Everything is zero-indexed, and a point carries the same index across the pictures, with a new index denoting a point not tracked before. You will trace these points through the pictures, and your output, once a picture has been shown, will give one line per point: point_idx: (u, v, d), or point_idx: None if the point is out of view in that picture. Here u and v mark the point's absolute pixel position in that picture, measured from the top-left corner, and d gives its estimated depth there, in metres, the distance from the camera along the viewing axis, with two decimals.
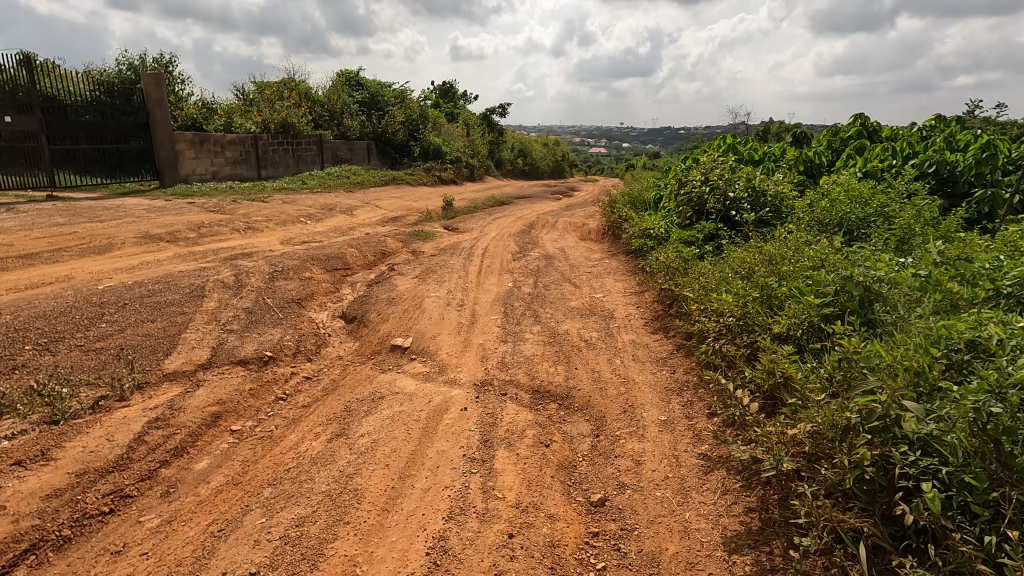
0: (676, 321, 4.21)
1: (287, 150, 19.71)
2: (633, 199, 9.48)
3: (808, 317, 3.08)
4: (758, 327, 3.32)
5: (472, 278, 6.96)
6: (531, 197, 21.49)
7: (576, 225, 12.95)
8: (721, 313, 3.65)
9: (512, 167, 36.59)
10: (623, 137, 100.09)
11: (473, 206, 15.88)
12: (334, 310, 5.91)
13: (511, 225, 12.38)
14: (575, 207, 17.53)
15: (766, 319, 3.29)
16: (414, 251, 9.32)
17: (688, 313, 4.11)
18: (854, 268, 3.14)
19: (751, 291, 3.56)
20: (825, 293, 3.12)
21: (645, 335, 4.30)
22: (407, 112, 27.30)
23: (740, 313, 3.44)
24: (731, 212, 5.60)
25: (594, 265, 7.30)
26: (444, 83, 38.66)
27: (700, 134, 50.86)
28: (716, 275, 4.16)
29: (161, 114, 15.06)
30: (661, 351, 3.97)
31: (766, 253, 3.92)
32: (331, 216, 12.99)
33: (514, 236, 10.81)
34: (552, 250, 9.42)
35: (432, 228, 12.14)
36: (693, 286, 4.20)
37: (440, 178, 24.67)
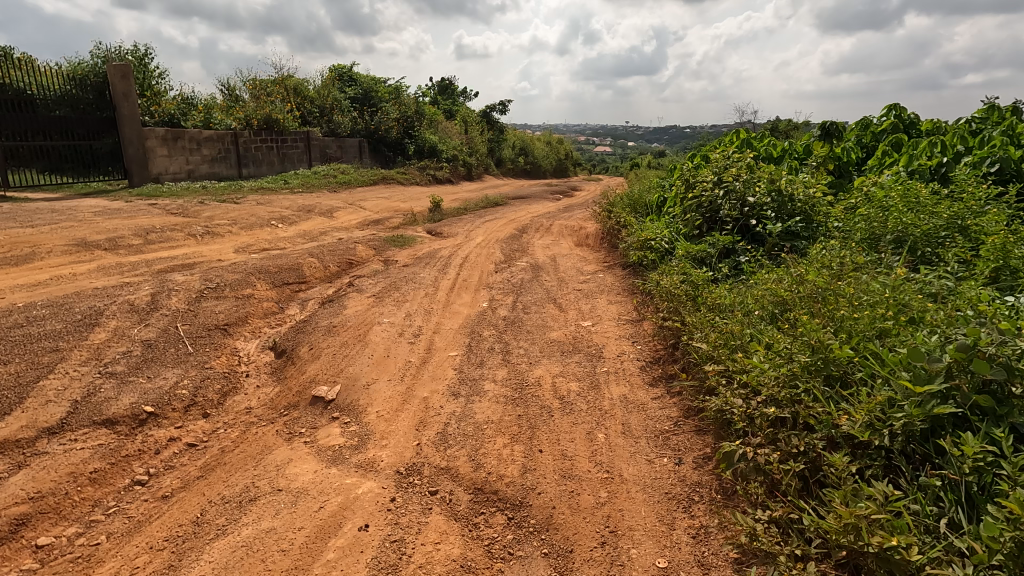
0: (685, 378, 3.16)
1: (271, 147, 18.76)
2: (634, 201, 8.42)
3: (907, 423, 2.10)
4: (818, 418, 2.31)
5: (441, 296, 5.93)
6: (529, 197, 20.45)
7: (570, 229, 11.91)
8: (753, 385, 2.62)
9: (512, 165, 35.53)
10: (627, 135, 98.87)
11: (464, 207, 14.86)
12: (267, 339, 4.90)
13: (500, 229, 11.35)
14: (573, 209, 16.48)
15: (830, 413, 2.29)
16: (386, 261, 8.32)
17: (701, 369, 3.06)
18: (970, 329, 2.20)
19: (800, 353, 2.55)
20: (929, 369, 2.14)
21: (642, 392, 3.25)
22: (401, 108, 26.31)
23: (788, 394, 2.43)
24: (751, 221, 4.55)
25: (585, 281, 6.26)
26: (442, 79, 37.61)
27: (707, 131, 49.67)
28: (741, 318, 3.14)
29: (127, 108, 14.01)
30: (661, 422, 2.92)
31: (814, 291, 2.91)
32: (307, 220, 11.99)
33: (501, 242, 9.78)
34: (542, 260, 8.38)
35: (414, 232, 11.15)
36: (710, 333, 3.16)
37: (435, 177, 23.67)
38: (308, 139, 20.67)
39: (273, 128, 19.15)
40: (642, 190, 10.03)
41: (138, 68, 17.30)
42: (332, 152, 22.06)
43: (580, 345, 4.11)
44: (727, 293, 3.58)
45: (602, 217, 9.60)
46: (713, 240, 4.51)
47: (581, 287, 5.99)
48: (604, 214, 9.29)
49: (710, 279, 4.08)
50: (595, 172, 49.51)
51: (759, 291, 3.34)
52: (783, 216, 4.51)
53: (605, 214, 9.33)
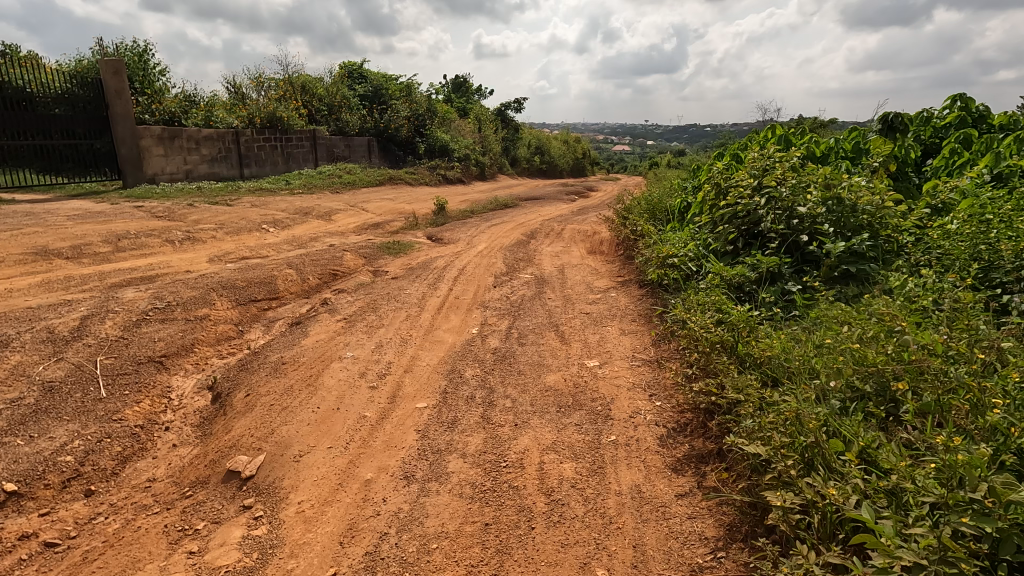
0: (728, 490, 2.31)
1: (275, 146, 18.16)
2: (653, 206, 7.47)
3: None
4: None
5: (425, 319, 5.09)
6: (542, 198, 19.56)
7: (583, 234, 11.00)
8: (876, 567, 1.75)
9: (527, 165, 34.66)
10: (646, 134, 97.30)
11: (470, 209, 14.04)
12: (211, 374, 4.12)
13: (507, 235, 10.50)
14: (588, 211, 15.57)
15: None
16: (376, 272, 7.52)
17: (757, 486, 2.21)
18: None
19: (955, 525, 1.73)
20: None
21: (660, 492, 2.40)
22: (412, 106, 25.60)
23: None
24: (803, 239, 3.61)
25: (595, 301, 5.37)
26: (456, 76, 36.86)
27: (729, 130, 48.18)
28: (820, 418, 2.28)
29: (120, 106, 13.42)
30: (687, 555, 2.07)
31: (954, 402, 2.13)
32: (301, 223, 11.29)
33: (505, 249, 8.92)
34: (548, 272, 7.51)
35: (413, 238, 10.35)
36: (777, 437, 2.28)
37: (446, 177, 22.92)
38: (314, 138, 20.05)
39: (277, 127, 18.56)
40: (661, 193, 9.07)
41: (139, 65, 16.78)
42: (340, 151, 21.42)
43: (580, 396, 3.25)
44: (785, 356, 2.73)
45: (617, 224, 8.67)
46: (757, 262, 3.60)
47: (589, 309, 5.11)
48: (619, 221, 8.35)
49: (751, 317, 3.17)
50: (612, 171, 48.38)
51: (836, 363, 2.53)
52: (844, 232, 3.57)
53: (620, 221, 8.40)
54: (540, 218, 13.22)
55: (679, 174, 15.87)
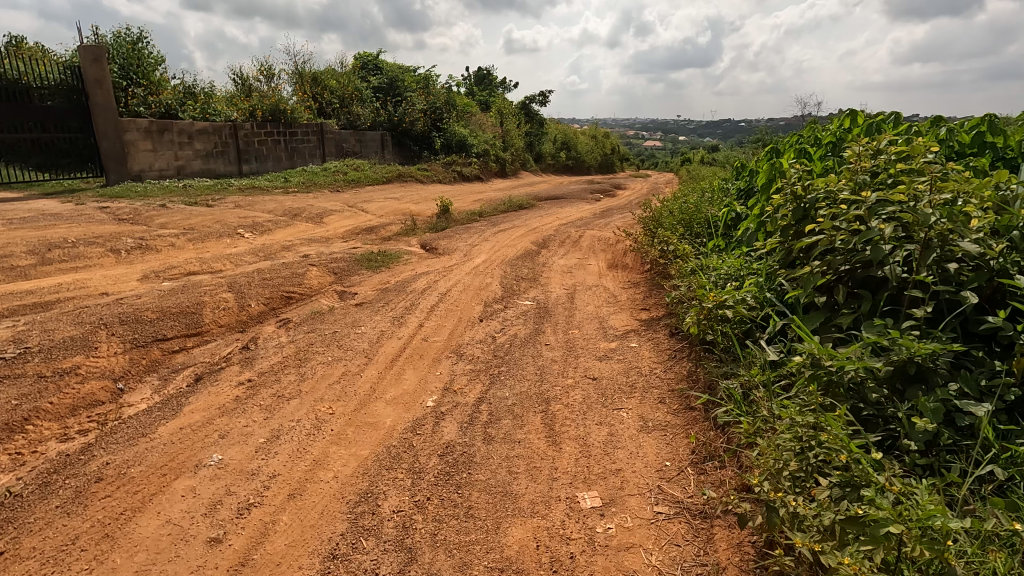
0: None
1: (278, 141, 17.06)
2: (686, 216, 5.90)
3: None
4: None
5: (367, 380, 3.65)
6: (564, 196, 18.03)
7: (603, 244, 9.44)
8: None
9: (552, 161, 33.06)
10: (679, 129, 94.24)
11: (480, 211, 12.60)
12: (23, 474, 2.78)
13: (513, 244, 9.01)
14: (612, 213, 13.98)
15: None
16: (343, 295, 6.15)
17: None
18: None
19: None
20: None
21: None
22: (429, 99, 24.27)
23: None
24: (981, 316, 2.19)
25: (607, 355, 3.83)
26: (479, 69, 35.42)
27: (768, 125, 45.63)
28: None
29: (101, 96, 12.34)
30: None
31: None
32: (283, 228, 10.04)
33: (506, 263, 7.45)
34: (554, 296, 6.03)
35: (405, 246, 8.97)
36: None
37: (461, 175, 21.58)
38: (322, 133, 18.92)
39: (282, 121, 17.47)
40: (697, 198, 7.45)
41: (134, 55, 15.87)
42: (350, 147, 20.25)
43: None
44: None
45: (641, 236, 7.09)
46: (898, 354, 2.15)
47: (596, 372, 3.58)
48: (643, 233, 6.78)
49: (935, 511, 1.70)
50: (643, 167, 46.33)
51: None
52: None
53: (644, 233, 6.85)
54: (556, 222, 11.69)
55: (717, 172, 14.10)
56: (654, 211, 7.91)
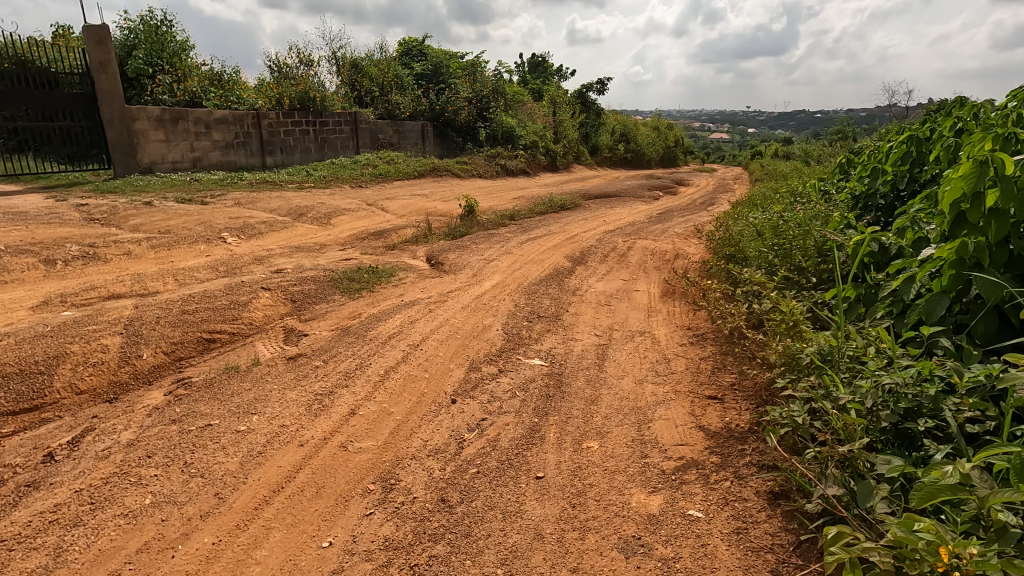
0: None
1: (307, 131, 15.94)
2: (785, 239, 3.90)
3: None
4: None
5: (178, 568, 1.97)
6: (617, 194, 15.98)
7: (656, 265, 7.45)
8: None
9: (608, 153, 30.74)
10: (749, 120, 88.60)
11: (513, 212, 10.81)
12: None
13: (538, 259, 7.18)
14: (672, 217, 11.87)
15: None
16: (289, 337, 4.55)
17: None
18: None
19: None
20: None
21: None
22: (475, 87, 22.61)
23: None
24: None
25: (642, 540, 2.01)
26: (534, 55, 33.40)
27: (853, 116, 41.26)
28: None
29: (105, 81, 11.35)
30: None
31: None
32: (277, 231, 8.67)
33: (522, 290, 5.66)
34: (575, 351, 4.20)
35: (408, 258, 7.34)
36: None
37: (505, 168, 19.88)
38: (356, 123, 17.67)
39: (312, 112, 16.31)
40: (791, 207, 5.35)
41: (160, 41, 15.08)
42: (387, 138, 18.93)
43: None
44: None
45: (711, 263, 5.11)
46: None
47: None
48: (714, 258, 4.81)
49: None
50: (708, 161, 43.06)
51: None
52: None
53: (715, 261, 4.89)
54: (601, 228, 9.75)
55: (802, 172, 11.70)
56: (726, 225, 5.91)
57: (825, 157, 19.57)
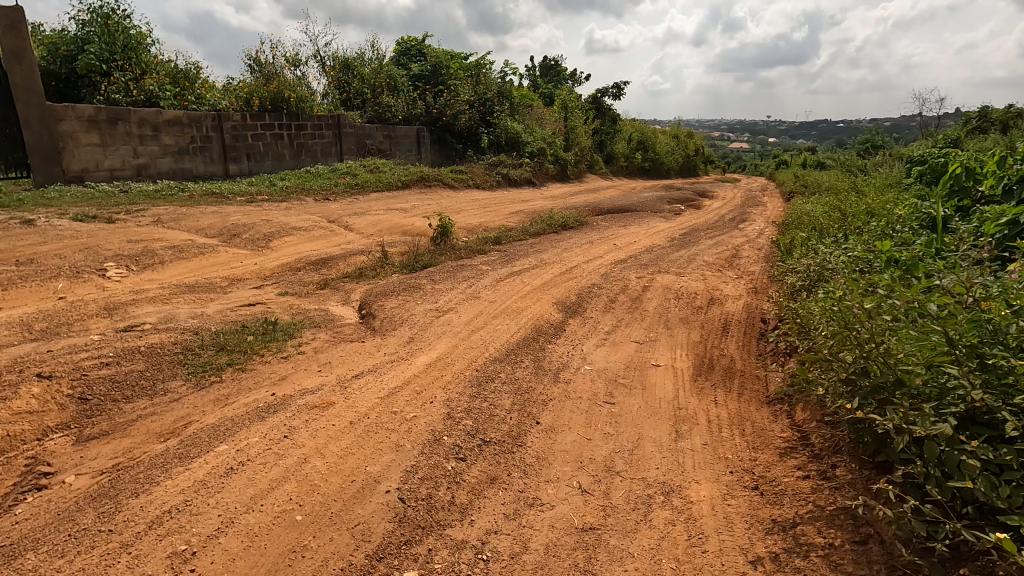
0: None
1: (280, 136, 14.18)
2: (983, 335, 1.86)
3: None
4: None
5: None
6: (632, 208, 13.87)
7: (680, 320, 5.31)
8: None
9: (624, 163, 28.65)
10: (771, 129, 86.29)
11: (501, 233, 8.76)
12: None
13: (515, 308, 5.07)
14: (698, 240, 9.73)
15: None
16: (14, 490, 2.51)
17: None
18: None
19: None
20: None
21: None
22: (477, 90, 20.67)
23: None
24: None
25: None
26: (546, 58, 31.34)
27: (885, 126, 38.78)
28: None
29: (20, 74, 9.53)
30: None
31: None
32: (187, 260, 6.71)
33: (471, 374, 3.55)
34: (530, 552, 2.09)
35: (336, 304, 5.30)
36: None
37: (507, 178, 17.91)
38: (339, 127, 15.85)
39: (287, 115, 14.49)
40: (929, 270, 3.23)
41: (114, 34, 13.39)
42: (376, 144, 17.09)
43: None
44: None
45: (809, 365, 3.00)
46: None
47: None
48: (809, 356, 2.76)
49: None
50: (730, 171, 40.78)
51: None
52: None
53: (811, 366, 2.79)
54: (609, 256, 7.63)
55: (859, 189, 9.55)
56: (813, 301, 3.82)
57: (868, 168, 17.28)
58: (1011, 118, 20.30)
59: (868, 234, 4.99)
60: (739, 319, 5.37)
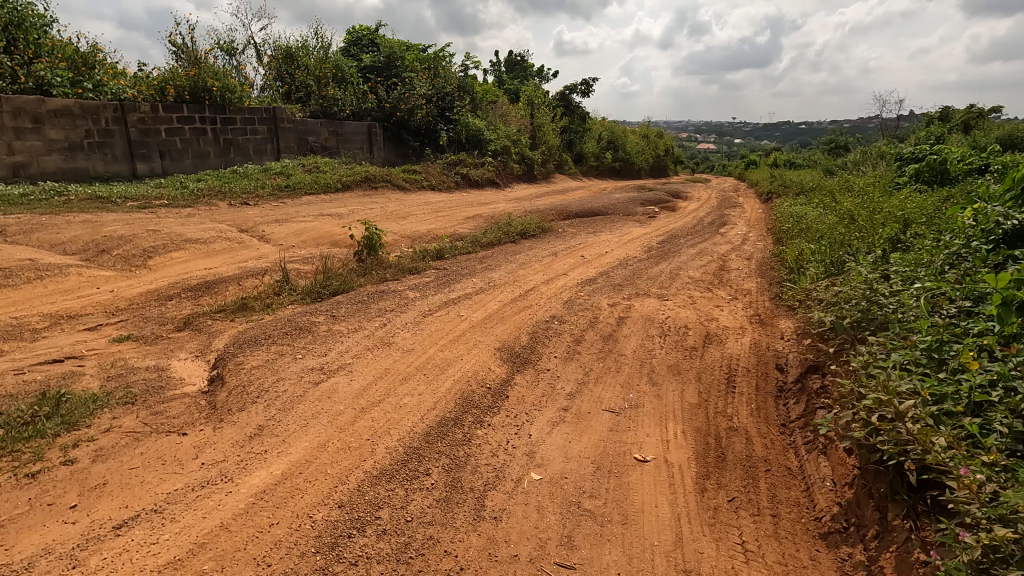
0: None
1: (200, 130, 12.40)
2: None
3: None
4: None
5: None
6: (603, 211, 12.51)
7: (667, 370, 3.91)
8: None
9: (594, 162, 27.41)
10: (738, 130, 86.79)
11: (446, 245, 7.25)
12: None
13: (439, 361, 3.58)
14: (678, 249, 8.40)
15: None
16: None
17: None
18: None
19: None
20: None
21: None
22: (435, 83, 19.05)
23: None
24: None
25: None
26: (511, 53, 29.84)
27: (853, 128, 38.65)
28: None
29: None
30: None
31: None
32: (12, 289, 5.02)
33: (328, 519, 2.05)
34: None
35: (186, 356, 3.72)
36: None
37: (467, 179, 16.40)
38: (275, 121, 14.06)
39: (210, 107, 12.66)
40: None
41: None
42: (320, 142, 15.36)
43: None
44: None
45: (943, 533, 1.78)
46: None
47: None
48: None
49: None
50: (702, 172, 40.09)
51: None
52: None
53: None
54: (575, 273, 6.21)
55: (860, 192, 8.36)
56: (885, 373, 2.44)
57: (846, 168, 16.37)
58: (973, 118, 19.95)
59: (922, 254, 3.65)
60: (746, 366, 3.99)
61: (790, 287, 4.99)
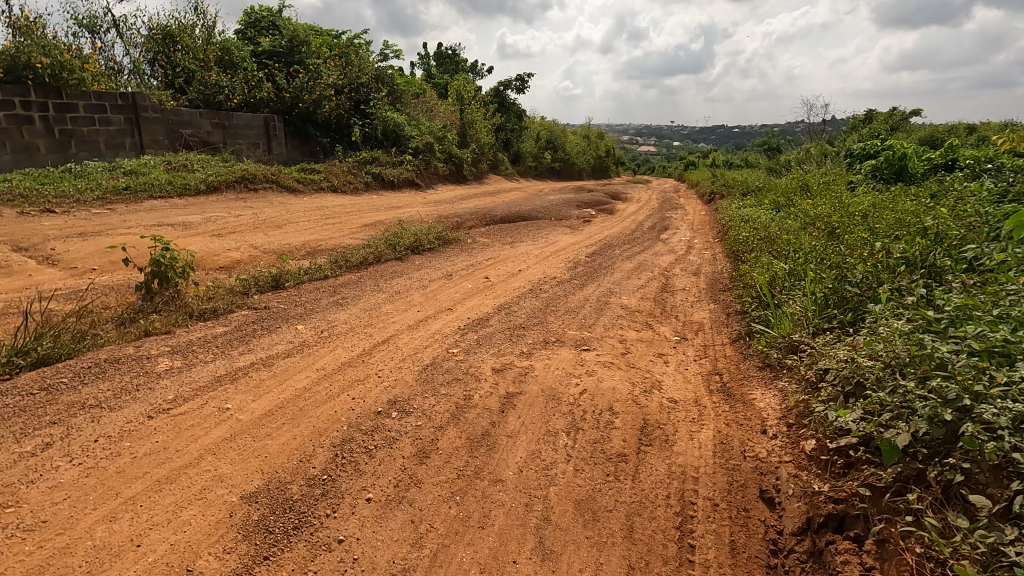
0: None
1: (22, 117, 9.84)
2: None
3: None
4: None
5: None
6: (531, 215, 10.80)
7: (573, 515, 2.14)
8: None
9: (532, 163, 25.88)
10: (676, 134, 88.27)
11: (297, 267, 5.26)
12: None
13: (77, 558, 1.66)
14: (610, 263, 6.77)
15: None
16: None
17: None
18: None
19: None
20: None
21: None
22: (347, 72, 16.79)
23: None
24: None
25: None
26: (441, 46, 27.87)
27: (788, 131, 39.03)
28: None
29: None
30: None
31: None
32: None
33: None
34: None
35: None
36: None
37: (381, 179, 14.40)
38: (135, 109, 11.54)
39: (35, 89, 10.00)
40: None
41: None
42: (198, 136, 12.93)
43: None
44: None
45: None
46: None
47: None
48: None
49: None
50: (643, 173, 39.52)
51: None
52: None
53: None
54: (464, 308, 4.39)
55: (821, 195, 7.03)
56: None
57: (790, 168, 15.43)
58: (903, 119, 19.71)
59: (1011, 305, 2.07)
60: (710, 494, 2.27)
61: (766, 333, 3.40)
